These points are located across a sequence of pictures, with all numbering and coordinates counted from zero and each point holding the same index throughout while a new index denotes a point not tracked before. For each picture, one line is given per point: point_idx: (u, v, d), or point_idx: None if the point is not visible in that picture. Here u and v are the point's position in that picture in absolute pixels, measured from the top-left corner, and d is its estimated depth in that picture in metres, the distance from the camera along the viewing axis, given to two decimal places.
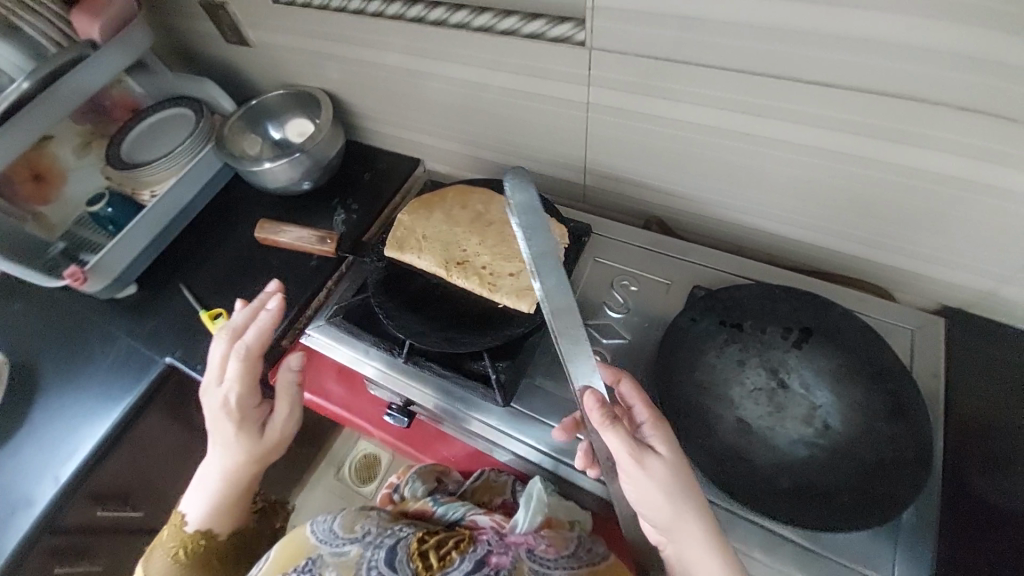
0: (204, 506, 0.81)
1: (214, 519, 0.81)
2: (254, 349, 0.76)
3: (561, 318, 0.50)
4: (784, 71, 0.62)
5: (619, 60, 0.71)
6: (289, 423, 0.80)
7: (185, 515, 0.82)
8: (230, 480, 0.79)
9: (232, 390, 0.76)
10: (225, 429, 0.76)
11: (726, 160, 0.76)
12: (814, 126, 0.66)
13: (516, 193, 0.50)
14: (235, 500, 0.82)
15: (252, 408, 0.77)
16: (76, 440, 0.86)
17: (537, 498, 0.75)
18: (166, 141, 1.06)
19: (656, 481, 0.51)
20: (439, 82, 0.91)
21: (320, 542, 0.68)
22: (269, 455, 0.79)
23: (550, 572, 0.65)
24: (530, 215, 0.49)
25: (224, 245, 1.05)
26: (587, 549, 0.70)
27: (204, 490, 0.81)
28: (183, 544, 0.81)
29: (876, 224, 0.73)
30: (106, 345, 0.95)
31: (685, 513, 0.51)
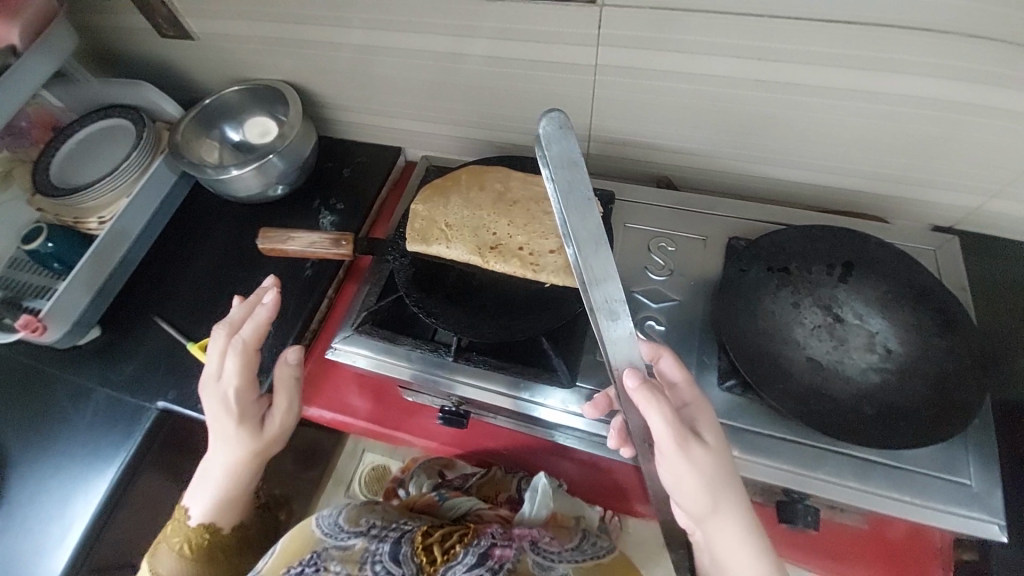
0: (207, 502, 0.72)
1: (218, 517, 0.73)
2: (251, 345, 0.67)
3: (601, 292, 0.41)
4: (801, 12, 0.62)
5: (629, 15, 0.68)
6: (292, 417, 0.72)
7: (187, 510, 0.74)
8: (233, 477, 0.71)
9: (230, 385, 0.67)
10: (225, 425, 0.68)
11: (738, 110, 0.76)
12: (827, 67, 0.67)
13: (550, 143, 0.39)
14: (239, 495, 0.73)
15: (250, 399, 0.69)
16: (68, 513, 0.74)
17: (543, 492, 0.80)
18: (106, 158, 0.92)
19: (699, 470, 0.48)
20: (423, 59, 0.84)
21: (323, 535, 0.67)
22: (270, 447, 0.71)
23: (554, 565, 0.66)
24: (568, 172, 0.39)
25: (197, 268, 0.92)
26: (590, 546, 0.72)
27: (205, 485, 0.72)
28: (187, 541, 0.73)
29: (883, 158, 0.76)
30: (78, 402, 0.82)
31: (721, 500, 0.50)
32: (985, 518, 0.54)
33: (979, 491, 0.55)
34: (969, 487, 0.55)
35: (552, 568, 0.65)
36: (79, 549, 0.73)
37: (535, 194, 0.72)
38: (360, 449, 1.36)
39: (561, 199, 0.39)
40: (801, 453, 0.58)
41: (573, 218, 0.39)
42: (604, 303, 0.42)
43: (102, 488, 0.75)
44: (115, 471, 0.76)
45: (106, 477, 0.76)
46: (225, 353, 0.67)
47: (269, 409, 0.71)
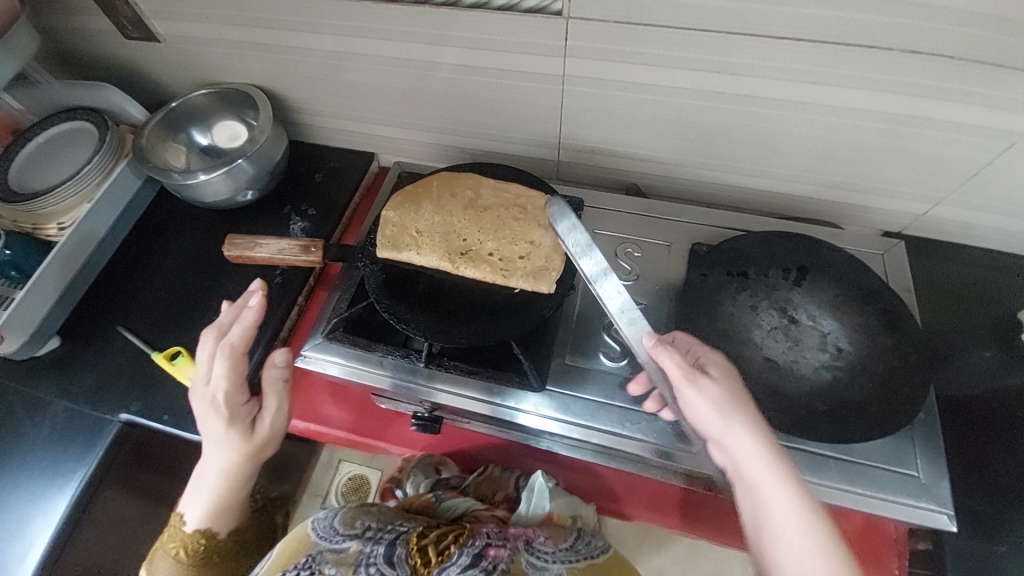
0: (203, 505, 0.66)
1: (216, 523, 0.67)
2: (240, 348, 0.63)
3: (616, 304, 0.58)
4: (757, 31, 0.65)
5: (595, 29, 0.70)
6: (283, 418, 0.67)
7: (183, 516, 0.68)
8: (229, 481, 0.66)
9: (221, 388, 0.63)
10: (213, 425, 0.64)
11: (701, 121, 0.79)
12: (788, 81, 0.70)
13: (558, 220, 0.63)
14: (237, 499, 0.68)
15: (240, 400, 0.64)
16: (25, 533, 0.72)
17: (541, 491, 0.73)
18: (66, 163, 0.91)
19: (710, 399, 0.51)
20: (395, 66, 0.85)
21: (319, 539, 0.60)
22: (262, 450, 0.66)
23: (548, 566, 0.61)
24: (574, 232, 0.62)
25: (162, 274, 0.90)
26: (586, 542, 0.65)
27: (199, 490, 0.66)
28: (183, 548, 0.67)
29: (834, 166, 0.80)
30: (37, 417, 0.79)
31: (739, 435, 0.50)
32: (934, 508, 0.58)
33: (927, 482, 0.59)
34: (918, 478, 0.60)
35: (545, 569, 0.60)
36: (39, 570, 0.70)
37: (504, 201, 0.73)
38: (337, 460, 1.34)
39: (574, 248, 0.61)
40: None
41: (585, 258, 0.60)
42: (623, 313, 0.58)
43: (62, 506, 0.72)
44: (75, 486, 0.73)
45: (65, 493, 0.73)
46: (213, 356, 0.63)
47: (259, 412, 0.66)
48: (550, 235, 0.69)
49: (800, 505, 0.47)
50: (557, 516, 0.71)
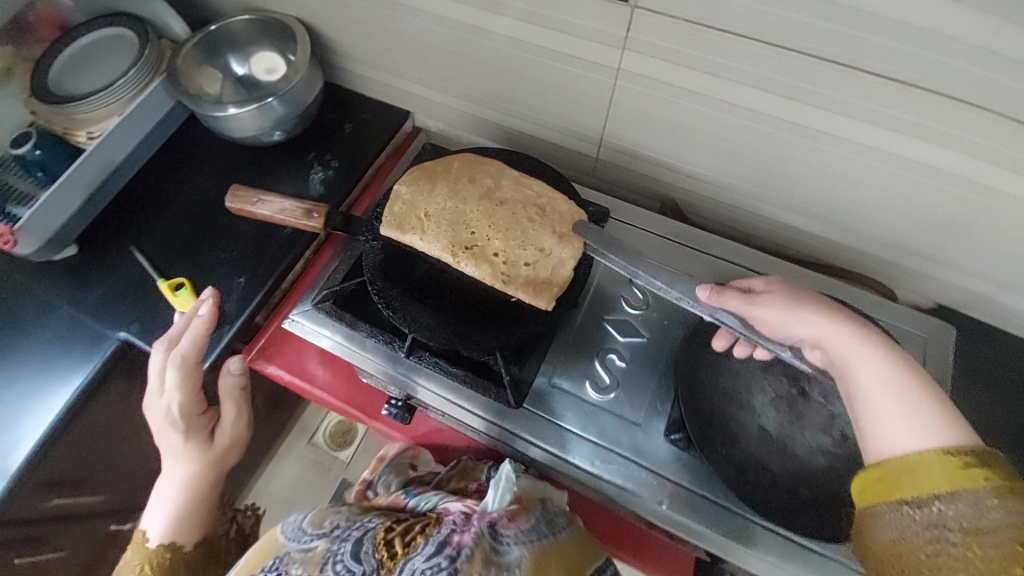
0: (167, 515, 0.70)
1: (182, 532, 0.70)
2: (190, 358, 0.70)
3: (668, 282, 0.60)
4: (846, 61, 0.56)
5: (661, 25, 0.62)
6: (240, 424, 0.75)
7: (145, 533, 0.70)
8: (188, 492, 0.71)
9: (175, 400, 0.70)
10: (172, 439, 0.71)
11: (760, 148, 0.70)
12: (869, 125, 0.61)
13: (582, 230, 0.64)
14: (200, 509, 0.72)
15: (197, 412, 0.72)
16: (20, 426, 0.76)
17: (507, 477, 0.65)
18: (103, 72, 0.90)
19: (777, 309, 0.54)
20: (441, 26, 0.78)
21: (287, 540, 0.57)
22: (222, 456, 0.74)
23: (511, 548, 0.55)
24: (598, 235, 0.64)
25: (179, 201, 0.91)
26: (548, 518, 0.61)
27: (163, 502, 0.71)
28: (147, 563, 0.68)
29: (900, 225, 0.71)
30: (44, 319, 0.82)
31: (805, 323, 0.52)
32: None
33: None
34: None
35: (507, 550, 0.55)
36: (29, 458, 0.75)
37: (524, 198, 0.68)
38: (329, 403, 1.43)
39: (605, 250, 0.63)
40: (729, 519, 0.59)
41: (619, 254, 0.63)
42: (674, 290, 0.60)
43: (58, 408, 0.77)
44: (72, 392, 0.78)
45: (62, 397, 0.78)
46: (164, 371, 0.70)
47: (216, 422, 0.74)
48: (563, 246, 0.64)
49: (892, 376, 0.46)
50: (524, 498, 0.64)
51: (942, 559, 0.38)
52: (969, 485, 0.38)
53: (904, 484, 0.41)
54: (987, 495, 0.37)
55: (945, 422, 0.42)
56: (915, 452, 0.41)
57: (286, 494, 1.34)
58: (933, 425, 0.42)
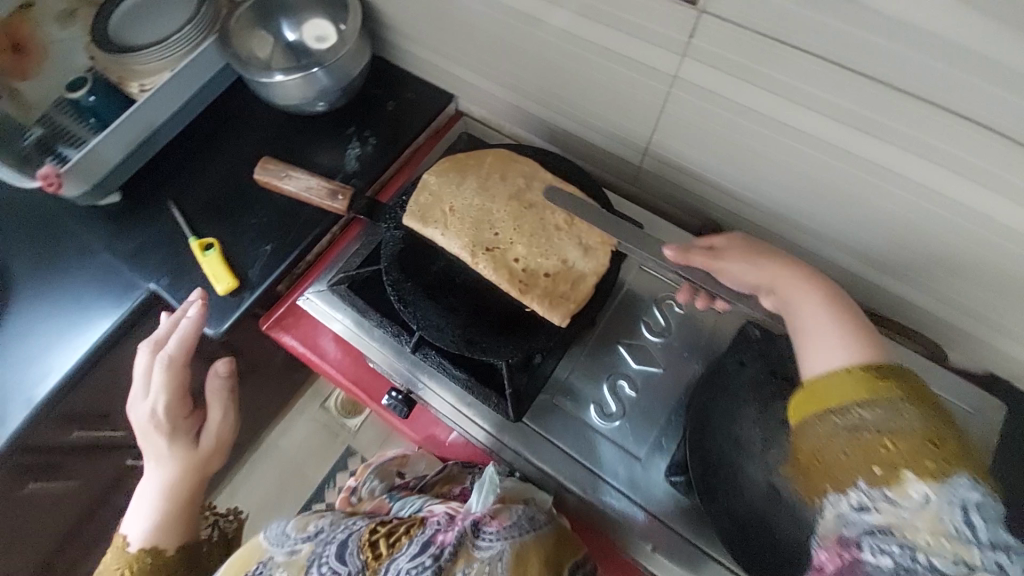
0: (149, 518, 0.67)
1: (164, 536, 0.67)
2: (178, 357, 0.70)
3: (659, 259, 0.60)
4: (935, 98, 0.50)
5: (729, 35, 0.57)
6: (226, 426, 0.73)
7: (127, 537, 0.67)
8: (171, 496, 0.68)
9: (160, 400, 0.69)
10: (156, 442, 0.69)
11: (820, 180, 0.64)
12: (950, 172, 0.54)
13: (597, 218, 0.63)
14: (183, 512, 0.69)
15: (182, 412, 0.71)
16: (52, 359, 0.81)
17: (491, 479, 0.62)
18: (161, 25, 0.91)
19: (739, 263, 0.57)
20: (494, 11, 0.75)
21: (270, 544, 0.58)
22: (208, 459, 0.71)
23: (492, 546, 0.56)
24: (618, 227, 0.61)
25: (219, 162, 0.92)
26: (528, 514, 0.60)
27: (144, 506, 0.68)
28: (127, 567, 0.65)
29: (965, 285, 0.64)
30: (83, 261, 0.86)
31: (761, 273, 0.56)
32: None
33: None
34: None
35: (489, 548, 0.55)
36: (56, 389, 0.80)
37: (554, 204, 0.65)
38: None
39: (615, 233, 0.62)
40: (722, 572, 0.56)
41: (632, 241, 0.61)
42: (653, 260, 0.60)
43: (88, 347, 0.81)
44: (101, 334, 0.81)
45: (92, 337, 0.81)
46: (150, 372, 0.70)
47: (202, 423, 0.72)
48: (588, 260, 0.62)
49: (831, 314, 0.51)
50: (506, 496, 0.62)
51: (864, 458, 0.42)
52: (885, 394, 0.43)
53: (832, 396, 0.45)
54: (899, 402, 0.43)
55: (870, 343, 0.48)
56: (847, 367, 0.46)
57: (297, 452, 1.40)
58: (855, 348, 0.47)
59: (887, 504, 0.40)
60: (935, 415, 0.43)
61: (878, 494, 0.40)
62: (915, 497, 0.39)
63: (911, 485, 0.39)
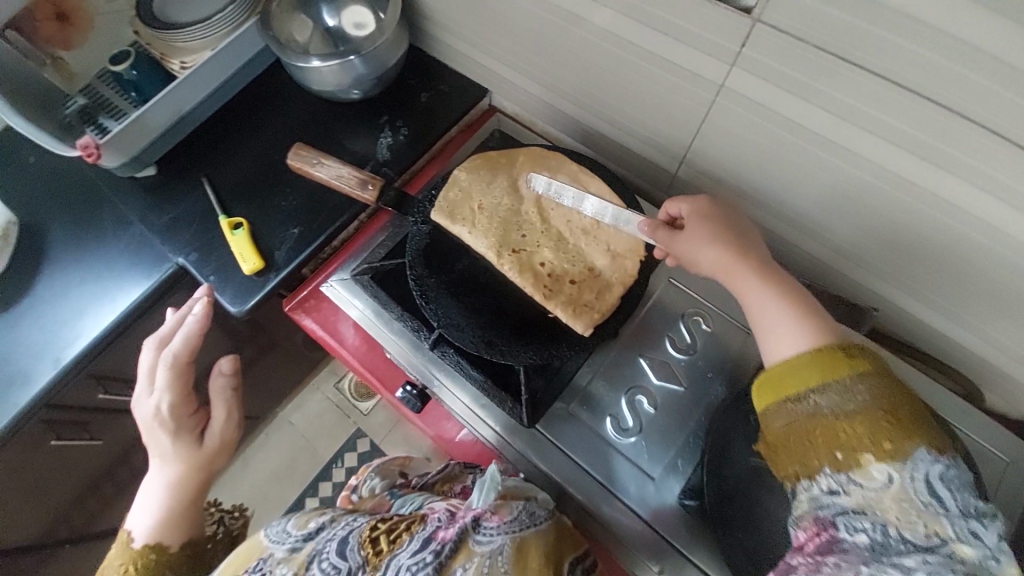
0: (154, 512, 0.63)
1: (169, 530, 0.62)
2: (182, 357, 0.69)
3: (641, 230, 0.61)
4: (1005, 128, 0.47)
5: (785, 47, 0.54)
6: (232, 425, 0.70)
7: (130, 533, 0.62)
8: (176, 491, 0.64)
9: (164, 399, 0.67)
10: (160, 442, 0.67)
11: (865, 205, 0.61)
12: (1011, 207, 0.51)
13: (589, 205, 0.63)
14: (190, 506, 0.65)
15: (186, 412, 0.68)
16: (80, 325, 0.83)
17: (490, 477, 0.59)
18: (204, 2, 0.92)
19: (694, 243, 0.56)
20: (538, 7, 0.73)
21: (271, 543, 0.57)
22: (213, 458, 0.68)
23: (492, 540, 0.53)
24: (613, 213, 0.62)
25: (253, 141, 0.93)
26: (528, 509, 0.58)
27: (150, 500, 0.64)
28: (129, 565, 0.60)
29: (1014, 325, 0.61)
30: (118, 231, 0.88)
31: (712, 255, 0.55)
32: None
33: None
34: None
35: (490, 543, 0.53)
36: (83, 354, 0.82)
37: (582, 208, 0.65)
38: None
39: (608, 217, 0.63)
40: None
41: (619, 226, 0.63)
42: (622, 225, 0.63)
43: (115, 315, 0.83)
44: (130, 304, 0.83)
45: (121, 306, 0.83)
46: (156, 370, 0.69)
47: (207, 424, 0.70)
48: (613, 267, 0.62)
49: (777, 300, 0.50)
50: (507, 493, 0.60)
51: (829, 443, 0.42)
52: (842, 373, 0.43)
53: (789, 382, 0.45)
54: (855, 378, 0.42)
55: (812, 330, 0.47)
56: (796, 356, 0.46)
57: (306, 431, 1.41)
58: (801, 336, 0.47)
59: (854, 487, 0.39)
60: (895, 387, 0.42)
61: (844, 477, 0.40)
62: (879, 478, 0.39)
63: (873, 466, 0.39)
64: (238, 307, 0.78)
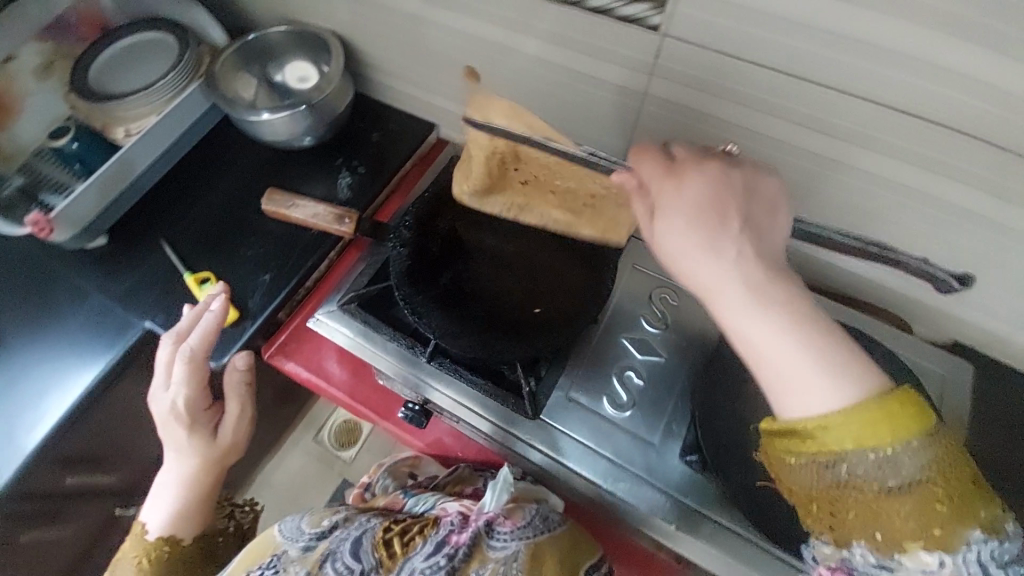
0: (167, 508, 0.72)
1: (182, 525, 0.72)
2: (199, 354, 0.69)
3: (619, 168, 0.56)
4: (873, 97, 0.58)
5: (693, 54, 0.64)
6: (244, 424, 0.75)
7: (145, 526, 0.72)
8: (189, 489, 0.72)
9: (181, 395, 0.69)
10: (176, 434, 0.71)
11: (781, 177, 0.72)
12: (893, 159, 0.62)
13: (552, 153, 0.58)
14: (203, 500, 0.74)
15: (201, 408, 0.72)
16: (41, 409, 0.77)
17: (504, 482, 0.64)
18: (143, 71, 0.93)
19: (679, 238, 0.44)
20: (474, 43, 0.81)
21: (285, 540, 0.63)
22: (227, 453, 0.74)
23: (506, 544, 0.61)
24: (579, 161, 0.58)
25: (209, 197, 0.93)
26: (541, 514, 0.65)
27: (164, 492, 0.73)
28: (144, 555, 0.71)
29: (921, 261, 0.71)
30: (74, 305, 0.84)
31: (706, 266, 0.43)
32: None
33: None
34: None
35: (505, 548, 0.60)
36: (48, 440, 0.76)
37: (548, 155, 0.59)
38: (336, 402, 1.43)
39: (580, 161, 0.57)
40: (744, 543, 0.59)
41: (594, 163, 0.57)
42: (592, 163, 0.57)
43: (79, 394, 0.78)
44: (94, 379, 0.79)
45: (85, 383, 0.79)
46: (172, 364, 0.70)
47: (221, 417, 0.74)
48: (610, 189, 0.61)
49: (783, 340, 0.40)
50: (518, 498, 0.67)
51: (867, 520, 0.38)
52: (905, 441, 0.36)
53: (825, 439, 0.38)
54: (908, 445, 0.36)
55: (837, 382, 0.38)
56: (828, 415, 0.38)
57: (291, 491, 1.34)
58: (836, 392, 0.38)
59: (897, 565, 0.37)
60: (956, 453, 0.37)
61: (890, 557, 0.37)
62: (929, 563, 0.36)
63: (924, 551, 0.36)
64: (220, 358, 0.77)
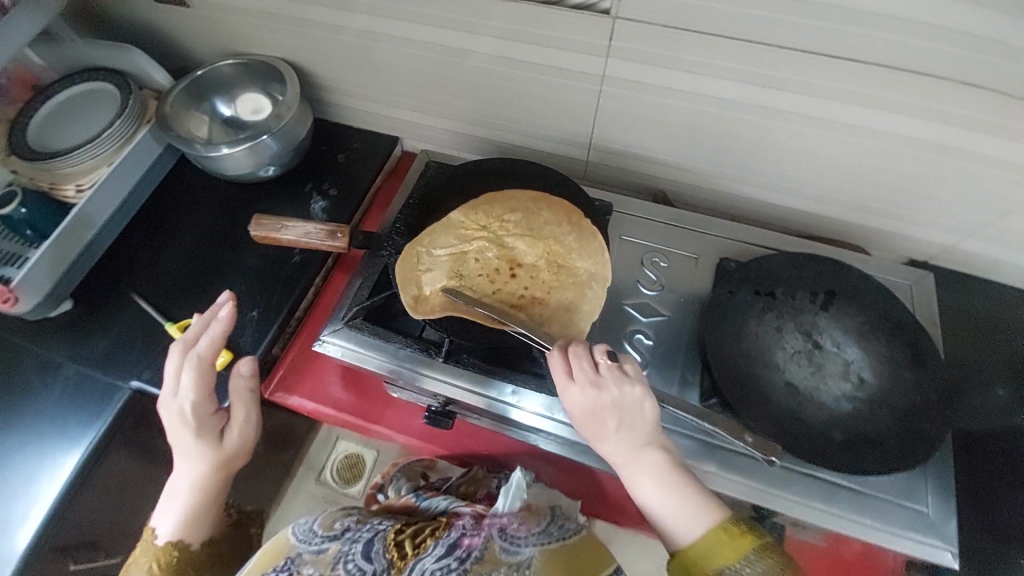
0: (175, 517, 0.68)
1: (191, 533, 0.68)
2: (209, 358, 0.67)
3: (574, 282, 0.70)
4: (808, 46, 0.64)
5: (643, 31, 0.69)
6: (252, 428, 0.70)
7: (155, 531, 0.68)
8: (198, 494, 0.67)
9: (188, 399, 0.66)
10: (182, 440, 0.66)
11: (738, 134, 0.77)
12: (834, 100, 0.69)
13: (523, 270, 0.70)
14: (213, 507, 0.69)
15: (208, 411, 0.67)
16: (28, 496, 0.71)
17: (518, 483, 0.72)
18: (87, 125, 0.89)
19: (581, 407, 0.58)
20: (430, 51, 0.83)
21: (298, 542, 0.64)
22: (235, 460, 0.69)
23: (522, 550, 0.62)
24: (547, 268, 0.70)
25: (177, 243, 0.89)
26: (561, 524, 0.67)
27: (174, 499, 0.68)
28: (154, 563, 0.67)
29: (871, 191, 0.79)
30: (47, 378, 0.78)
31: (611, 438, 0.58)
32: (940, 544, 0.60)
33: (934, 519, 0.61)
34: (925, 515, 0.61)
35: (518, 552, 0.62)
36: (42, 527, 0.70)
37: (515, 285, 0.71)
38: (335, 437, 1.38)
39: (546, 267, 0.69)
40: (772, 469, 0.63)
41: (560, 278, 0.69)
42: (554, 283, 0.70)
43: (69, 475, 0.72)
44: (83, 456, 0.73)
45: (74, 462, 0.73)
46: (180, 369, 0.66)
47: (229, 422, 0.69)
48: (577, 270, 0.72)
49: (655, 482, 0.57)
50: (533, 505, 0.70)
51: None
52: (744, 551, 0.53)
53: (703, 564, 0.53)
54: (748, 559, 0.52)
55: (694, 511, 0.56)
56: (697, 539, 0.54)
57: None
58: (702, 515, 0.55)
59: None
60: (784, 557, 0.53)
61: None
62: None
63: None
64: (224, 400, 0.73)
